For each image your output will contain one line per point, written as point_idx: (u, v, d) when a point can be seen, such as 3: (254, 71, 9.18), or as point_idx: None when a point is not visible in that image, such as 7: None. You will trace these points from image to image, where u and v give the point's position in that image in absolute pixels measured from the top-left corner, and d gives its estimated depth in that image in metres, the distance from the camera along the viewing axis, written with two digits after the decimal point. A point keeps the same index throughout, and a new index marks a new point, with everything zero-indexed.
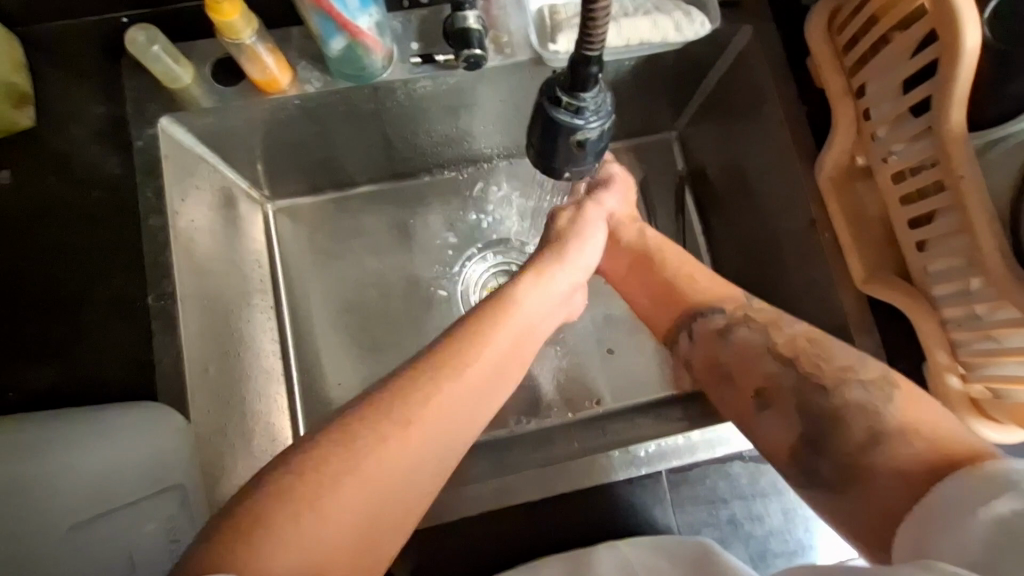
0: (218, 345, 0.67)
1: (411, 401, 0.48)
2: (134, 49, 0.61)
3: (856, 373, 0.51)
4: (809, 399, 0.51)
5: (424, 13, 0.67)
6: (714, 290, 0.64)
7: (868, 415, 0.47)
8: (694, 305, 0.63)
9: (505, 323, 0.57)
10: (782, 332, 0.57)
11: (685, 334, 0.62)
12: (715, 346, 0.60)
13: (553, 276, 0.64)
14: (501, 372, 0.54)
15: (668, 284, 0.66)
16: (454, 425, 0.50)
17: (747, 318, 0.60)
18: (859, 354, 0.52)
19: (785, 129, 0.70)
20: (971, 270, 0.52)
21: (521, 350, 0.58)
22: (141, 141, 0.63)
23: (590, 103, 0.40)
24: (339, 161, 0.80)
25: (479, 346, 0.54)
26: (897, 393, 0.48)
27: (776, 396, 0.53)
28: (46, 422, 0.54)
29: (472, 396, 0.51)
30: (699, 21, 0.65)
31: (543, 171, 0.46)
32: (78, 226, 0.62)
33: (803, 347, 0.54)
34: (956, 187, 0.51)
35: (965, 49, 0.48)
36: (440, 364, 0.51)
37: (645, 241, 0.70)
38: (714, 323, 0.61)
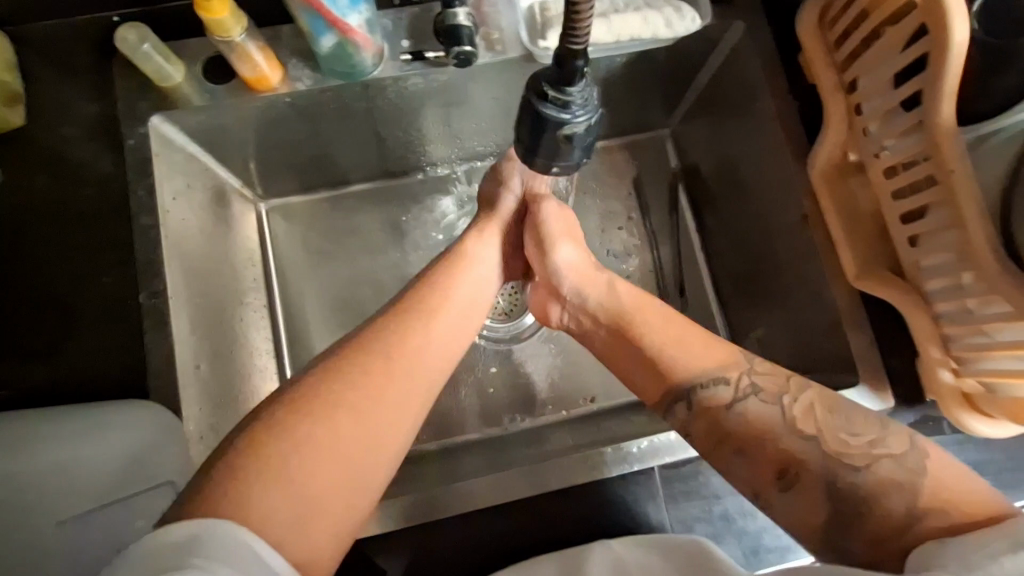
0: (211, 343, 0.67)
1: (377, 353, 0.51)
2: (124, 48, 0.61)
3: (882, 448, 0.50)
4: (837, 475, 0.50)
5: (415, 10, 0.67)
6: (712, 356, 0.57)
7: (904, 494, 0.48)
8: (690, 377, 0.57)
9: (456, 278, 0.60)
10: (795, 401, 0.54)
11: (682, 406, 0.57)
12: (719, 422, 0.55)
13: (496, 235, 0.66)
14: (459, 322, 0.57)
15: (655, 358, 0.59)
16: (427, 372, 0.52)
17: (755, 387, 0.55)
18: (880, 424, 0.52)
19: (777, 124, 0.70)
20: (962, 264, 0.52)
21: (473, 301, 0.60)
22: (132, 140, 0.63)
23: (576, 97, 0.40)
24: (332, 159, 0.80)
25: (436, 300, 0.57)
26: (928, 464, 0.49)
27: (801, 477, 0.51)
28: (39, 417, 0.54)
29: (433, 344, 0.54)
30: (690, 17, 0.65)
31: (531, 166, 0.46)
32: (68, 224, 0.62)
33: (822, 419, 0.52)
34: (946, 181, 0.50)
35: (953, 43, 0.48)
36: (405, 319, 0.54)
37: (619, 303, 0.63)
38: (716, 398, 0.55)
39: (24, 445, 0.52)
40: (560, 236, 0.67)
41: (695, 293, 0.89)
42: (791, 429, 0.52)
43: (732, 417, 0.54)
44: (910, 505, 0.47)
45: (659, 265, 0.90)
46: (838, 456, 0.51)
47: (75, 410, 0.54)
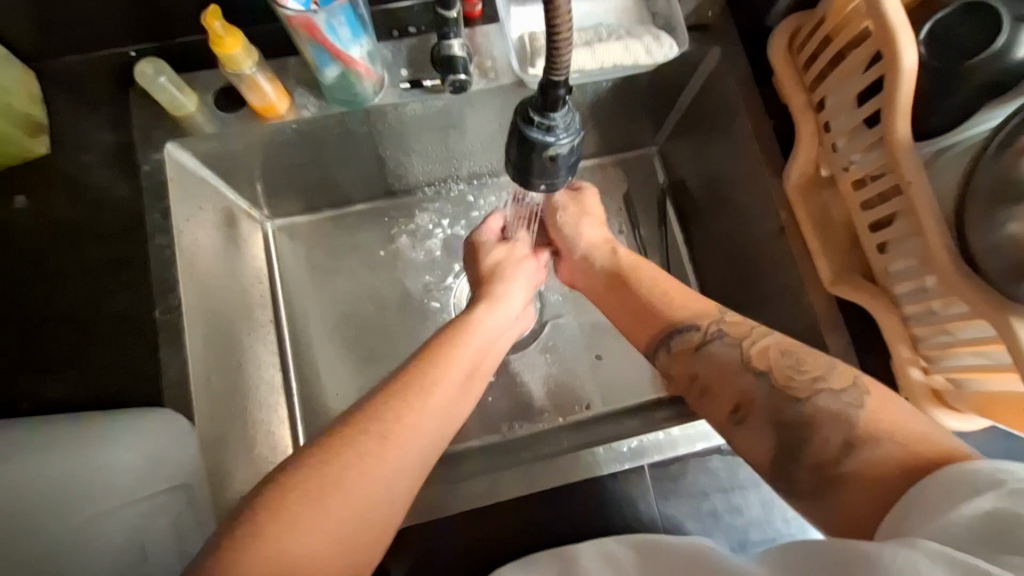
0: (220, 356, 0.71)
1: (380, 423, 0.52)
2: (142, 81, 0.66)
3: (824, 382, 0.54)
4: (783, 407, 0.54)
5: (413, 41, 0.72)
6: (690, 307, 0.65)
7: (841, 423, 0.50)
8: (670, 322, 0.64)
9: (462, 344, 0.62)
10: (754, 343, 0.59)
11: (664, 350, 0.64)
12: (690, 363, 0.61)
13: (505, 298, 0.70)
14: (460, 394, 0.58)
15: (642, 300, 0.68)
16: (423, 451, 0.53)
17: (721, 332, 0.61)
18: (832, 363, 0.55)
19: (753, 141, 0.74)
20: (925, 268, 0.56)
21: (479, 369, 0.63)
22: (148, 165, 0.67)
23: (559, 122, 0.44)
24: (336, 180, 0.84)
25: (441, 364, 0.59)
26: (867, 399, 0.51)
27: (752, 413, 0.56)
28: (44, 426, 0.56)
29: (440, 408, 0.55)
30: (667, 44, 0.70)
31: (521, 184, 0.50)
32: (87, 246, 0.65)
33: (775, 358, 0.57)
34: (907, 192, 0.55)
35: (904, 68, 0.53)
36: (402, 394, 0.54)
37: (618, 261, 0.73)
38: (689, 340, 0.62)
39: (60, 445, 0.55)
40: (580, 219, 0.76)
41: None
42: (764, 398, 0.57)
43: (698, 359, 0.60)
44: (846, 435, 0.50)
45: None
46: (785, 388, 0.55)
47: (84, 420, 0.57)
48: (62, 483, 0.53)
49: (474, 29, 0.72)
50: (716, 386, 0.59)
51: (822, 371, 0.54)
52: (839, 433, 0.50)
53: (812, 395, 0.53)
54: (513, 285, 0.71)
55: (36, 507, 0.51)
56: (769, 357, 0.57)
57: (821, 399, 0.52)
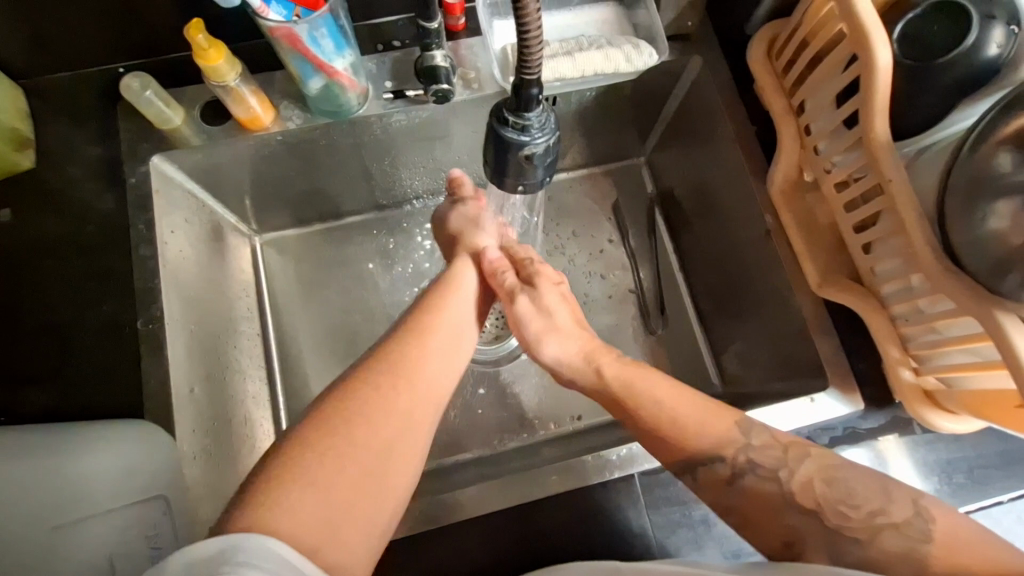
0: (204, 368, 0.70)
1: (382, 371, 0.57)
2: (129, 95, 0.66)
3: (885, 517, 0.51)
4: (839, 546, 0.51)
5: (397, 54, 0.73)
6: (711, 433, 0.58)
7: (913, 563, 0.48)
8: (692, 454, 0.58)
9: (449, 301, 0.67)
10: (793, 474, 0.55)
11: (688, 478, 0.58)
12: (722, 494, 0.56)
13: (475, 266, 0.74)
14: (455, 341, 0.64)
15: (652, 436, 0.59)
16: (431, 390, 0.58)
17: (752, 462, 0.56)
18: (884, 493, 0.52)
19: (737, 147, 0.75)
20: (910, 266, 0.56)
21: (467, 322, 0.67)
22: (134, 178, 0.68)
23: (534, 121, 0.44)
24: (324, 194, 0.85)
25: (430, 317, 0.64)
26: (934, 531, 0.49)
27: (804, 554, 0.52)
28: (21, 431, 0.55)
29: (437, 350, 0.61)
30: (648, 53, 0.71)
31: (498, 186, 0.49)
32: (71, 258, 0.65)
33: (820, 492, 0.53)
34: (887, 189, 0.55)
35: (878, 67, 0.53)
36: (401, 344, 0.60)
37: (614, 382, 0.65)
38: (717, 473, 0.57)
39: (24, 452, 0.53)
40: (547, 334, 0.71)
41: (675, 312, 0.93)
42: (790, 504, 0.54)
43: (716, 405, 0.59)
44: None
45: (640, 286, 0.94)
46: (840, 530, 0.52)
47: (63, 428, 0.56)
48: (29, 490, 0.52)
49: (458, 42, 0.74)
50: (756, 518, 0.55)
51: (879, 504, 0.51)
52: (902, 541, 0.49)
53: (874, 535, 0.50)
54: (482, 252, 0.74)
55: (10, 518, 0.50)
56: (814, 492, 0.53)
57: (888, 538, 0.50)
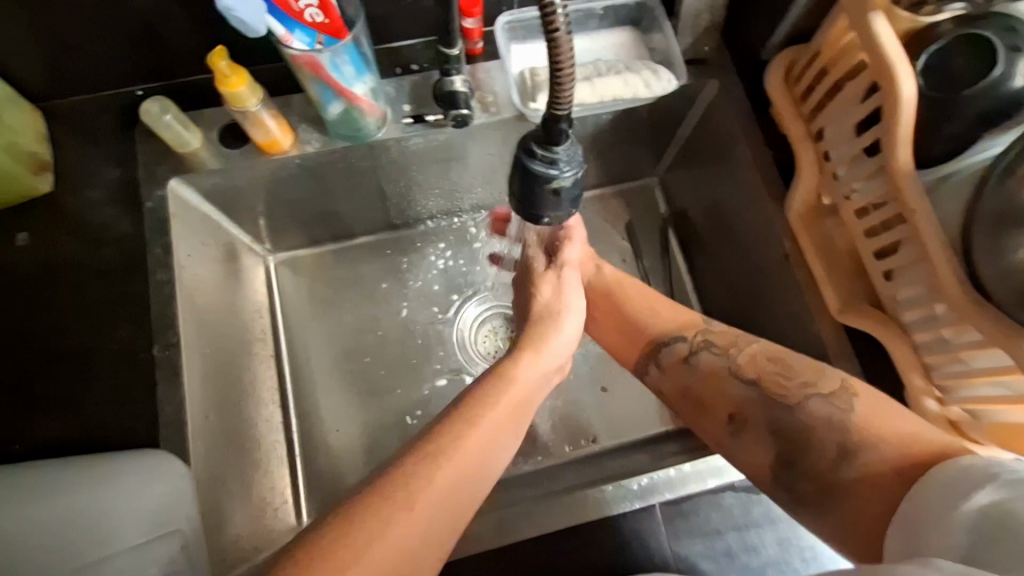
0: (218, 393, 0.69)
1: (413, 484, 0.50)
2: (147, 119, 0.67)
3: (815, 388, 0.56)
4: (777, 414, 0.57)
5: (415, 77, 0.74)
6: (674, 318, 0.69)
7: (836, 429, 0.53)
8: (655, 337, 0.68)
9: (505, 398, 0.60)
10: (740, 351, 0.62)
11: (653, 365, 0.68)
12: (682, 374, 0.65)
13: (549, 348, 0.66)
14: (497, 451, 0.57)
15: (629, 318, 0.71)
16: (457, 512, 0.52)
17: (708, 343, 0.65)
18: (816, 367, 0.58)
19: (754, 169, 0.75)
20: (933, 296, 0.55)
21: (517, 425, 0.60)
22: (151, 202, 0.68)
23: (562, 155, 0.43)
24: (341, 214, 0.85)
25: (480, 417, 0.57)
26: (855, 403, 0.54)
27: (749, 421, 0.58)
28: (39, 471, 0.56)
29: (475, 469, 0.54)
30: (666, 78, 0.71)
31: (524, 217, 0.49)
32: (87, 281, 0.65)
33: (763, 365, 0.60)
34: (912, 221, 0.54)
35: (902, 98, 0.53)
36: (440, 451, 0.53)
37: (605, 278, 0.74)
38: (678, 351, 0.66)
39: (51, 489, 0.55)
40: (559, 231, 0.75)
41: None
42: (735, 375, 0.61)
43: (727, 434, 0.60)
44: (840, 441, 0.52)
45: None
46: (776, 399, 0.58)
47: (75, 465, 0.56)
48: (51, 534, 0.54)
49: (476, 66, 0.75)
50: (708, 396, 0.62)
51: (812, 377, 0.57)
52: (834, 438, 0.53)
53: (803, 402, 0.56)
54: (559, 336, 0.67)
55: (46, 549, 0.53)
56: (757, 365, 0.60)
57: (812, 405, 0.55)
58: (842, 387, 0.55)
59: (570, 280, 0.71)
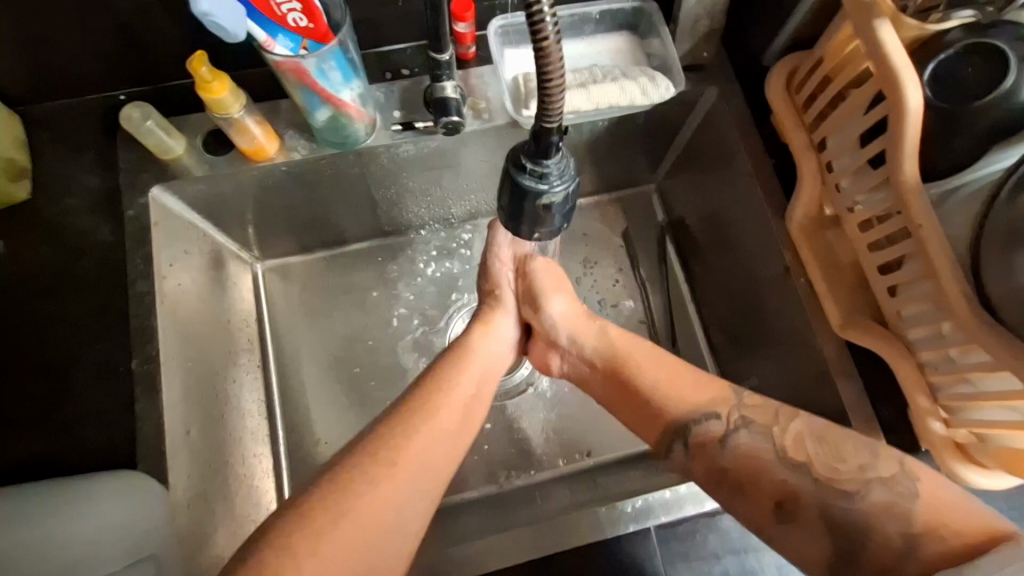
0: (201, 408, 0.67)
1: (389, 453, 0.55)
2: (129, 126, 0.65)
3: (873, 473, 0.54)
4: (833, 501, 0.54)
5: (405, 83, 0.72)
6: (702, 394, 0.62)
7: (900, 518, 0.51)
8: (680, 416, 0.62)
9: (467, 368, 0.64)
10: (785, 430, 0.58)
11: (679, 446, 0.61)
12: (712, 457, 0.59)
13: (500, 322, 0.69)
14: (467, 416, 0.61)
15: (646, 398, 0.64)
16: (432, 471, 0.57)
17: (745, 420, 0.60)
18: (869, 450, 0.56)
19: (754, 179, 0.73)
20: (941, 314, 0.53)
21: (484, 393, 0.64)
22: (131, 210, 0.66)
23: (553, 169, 0.41)
24: (332, 222, 0.83)
25: (445, 388, 0.61)
26: (919, 487, 0.52)
27: (799, 510, 0.55)
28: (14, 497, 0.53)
29: (446, 434, 0.59)
30: (664, 85, 0.69)
31: (514, 232, 0.46)
32: (64, 294, 0.63)
33: (812, 448, 0.56)
34: (918, 235, 0.52)
35: (908, 109, 0.51)
36: (409, 418, 0.58)
37: (612, 345, 0.68)
38: (710, 432, 0.60)
39: (37, 514, 0.53)
40: (549, 291, 0.70)
41: (687, 343, 0.90)
42: (782, 459, 0.57)
43: (724, 453, 0.59)
44: (908, 533, 0.51)
45: (651, 316, 0.91)
46: (832, 485, 0.55)
47: (54, 488, 0.54)
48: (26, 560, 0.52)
49: (468, 71, 0.73)
50: (749, 479, 0.58)
51: (867, 460, 0.55)
52: (899, 528, 0.51)
53: (862, 488, 0.54)
54: (507, 311, 0.69)
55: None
56: (806, 447, 0.57)
57: (874, 491, 0.53)
58: (901, 470, 0.54)
59: (505, 253, 0.70)
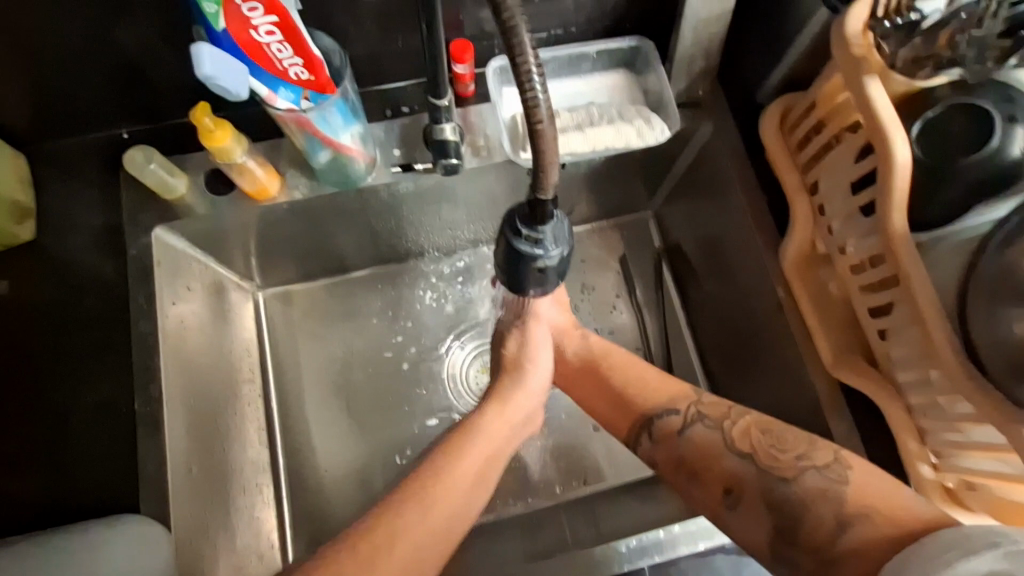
0: (201, 443, 0.68)
1: (376, 537, 0.55)
2: (131, 167, 0.66)
3: (809, 459, 0.55)
4: (772, 484, 0.55)
5: (405, 120, 0.73)
6: (665, 390, 0.65)
7: (832, 501, 0.52)
8: (647, 409, 0.65)
9: (470, 451, 0.63)
10: (734, 423, 0.60)
11: (646, 437, 0.64)
12: (673, 448, 0.62)
13: (515, 398, 0.69)
14: (467, 501, 0.60)
15: (621, 395, 0.67)
16: (421, 565, 0.55)
17: (700, 414, 0.62)
18: (808, 441, 0.56)
19: (749, 215, 0.74)
20: (928, 361, 0.54)
21: (488, 473, 0.63)
22: (135, 249, 0.67)
23: (548, 235, 0.42)
24: (334, 252, 0.84)
25: (446, 473, 0.60)
26: (851, 474, 0.53)
27: (743, 497, 0.56)
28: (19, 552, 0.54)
29: (442, 522, 0.58)
30: (659, 128, 0.71)
31: (510, 289, 0.48)
32: (67, 333, 0.63)
33: (756, 439, 0.58)
34: (906, 285, 0.53)
35: (897, 164, 0.51)
36: (400, 508, 0.57)
37: (592, 349, 0.72)
38: (669, 424, 0.63)
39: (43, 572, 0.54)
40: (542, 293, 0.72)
41: (683, 371, 0.91)
42: (730, 449, 0.59)
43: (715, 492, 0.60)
44: (839, 514, 0.51)
45: (647, 343, 0.92)
46: (769, 472, 0.56)
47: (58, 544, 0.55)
48: None
49: (466, 108, 0.74)
50: (704, 470, 0.59)
51: (805, 448, 0.56)
52: (831, 511, 0.51)
53: (800, 474, 0.55)
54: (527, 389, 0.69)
55: None
56: (751, 438, 0.58)
57: (811, 477, 0.54)
58: (836, 457, 0.54)
59: (539, 335, 0.70)
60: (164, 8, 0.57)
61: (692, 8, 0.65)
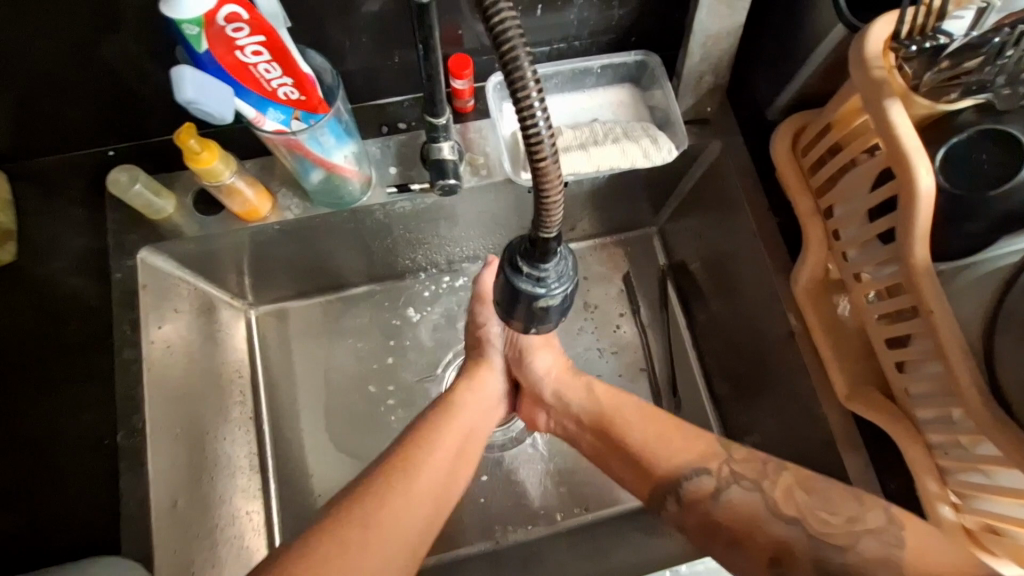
0: (188, 474, 0.66)
1: (363, 509, 0.54)
2: (115, 188, 0.64)
3: (861, 524, 0.53)
4: (823, 553, 0.53)
5: (402, 137, 0.70)
6: (689, 449, 0.62)
7: (891, 571, 0.50)
8: (669, 473, 0.61)
9: (451, 429, 0.63)
10: (775, 483, 0.58)
11: (672, 501, 0.60)
12: (704, 512, 0.58)
13: (487, 380, 0.69)
14: (448, 477, 0.60)
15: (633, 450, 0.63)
16: (409, 541, 0.54)
17: (734, 474, 0.59)
18: (856, 501, 0.54)
19: (759, 238, 0.72)
20: (951, 400, 0.51)
21: (470, 450, 0.64)
22: (119, 273, 0.65)
23: (551, 272, 0.40)
24: (330, 270, 0.81)
25: (426, 448, 0.60)
26: (905, 535, 0.51)
27: (792, 561, 0.54)
28: None
29: (425, 494, 0.57)
30: (665, 147, 0.68)
31: (509, 326, 0.45)
32: (47, 362, 0.61)
33: (801, 501, 0.56)
34: (929, 320, 0.50)
35: (920, 193, 0.48)
36: (385, 481, 0.56)
37: (599, 403, 0.68)
38: (699, 487, 0.59)
39: None
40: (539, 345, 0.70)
41: (689, 395, 0.87)
42: (773, 513, 0.56)
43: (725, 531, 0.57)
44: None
45: (652, 364, 0.88)
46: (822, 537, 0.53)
47: None
48: None
49: (466, 125, 0.71)
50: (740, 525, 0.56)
51: (855, 511, 0.54)
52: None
53: (853, 541, 0.53)
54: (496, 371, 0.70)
55: None
56: (796, 500, 0.56)
57: (865, 544, 0.52)
58: (888, 522, 0.52)
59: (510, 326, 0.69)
60: (151, 24, 0.55)
61: (702, 23, 0.62)
